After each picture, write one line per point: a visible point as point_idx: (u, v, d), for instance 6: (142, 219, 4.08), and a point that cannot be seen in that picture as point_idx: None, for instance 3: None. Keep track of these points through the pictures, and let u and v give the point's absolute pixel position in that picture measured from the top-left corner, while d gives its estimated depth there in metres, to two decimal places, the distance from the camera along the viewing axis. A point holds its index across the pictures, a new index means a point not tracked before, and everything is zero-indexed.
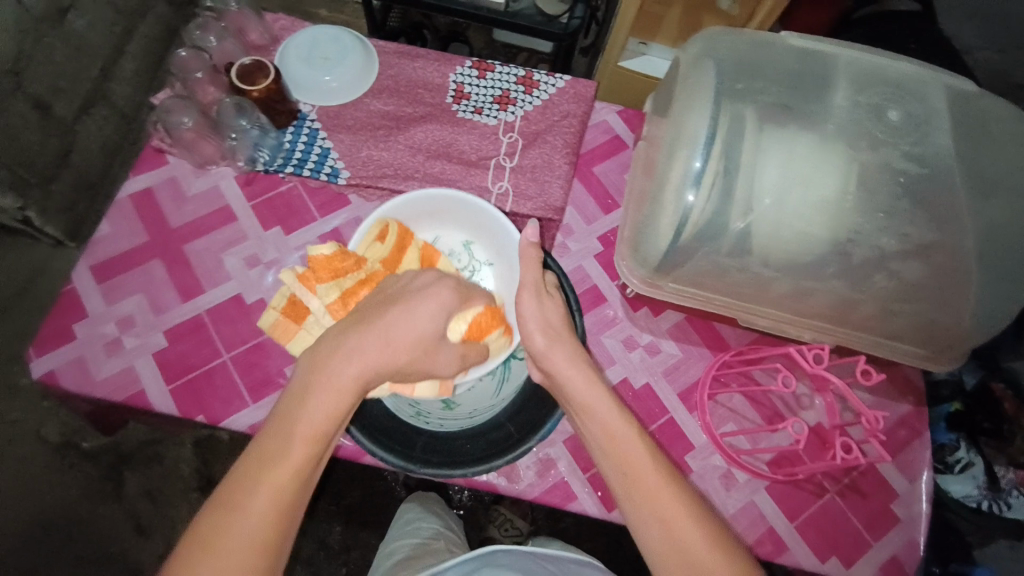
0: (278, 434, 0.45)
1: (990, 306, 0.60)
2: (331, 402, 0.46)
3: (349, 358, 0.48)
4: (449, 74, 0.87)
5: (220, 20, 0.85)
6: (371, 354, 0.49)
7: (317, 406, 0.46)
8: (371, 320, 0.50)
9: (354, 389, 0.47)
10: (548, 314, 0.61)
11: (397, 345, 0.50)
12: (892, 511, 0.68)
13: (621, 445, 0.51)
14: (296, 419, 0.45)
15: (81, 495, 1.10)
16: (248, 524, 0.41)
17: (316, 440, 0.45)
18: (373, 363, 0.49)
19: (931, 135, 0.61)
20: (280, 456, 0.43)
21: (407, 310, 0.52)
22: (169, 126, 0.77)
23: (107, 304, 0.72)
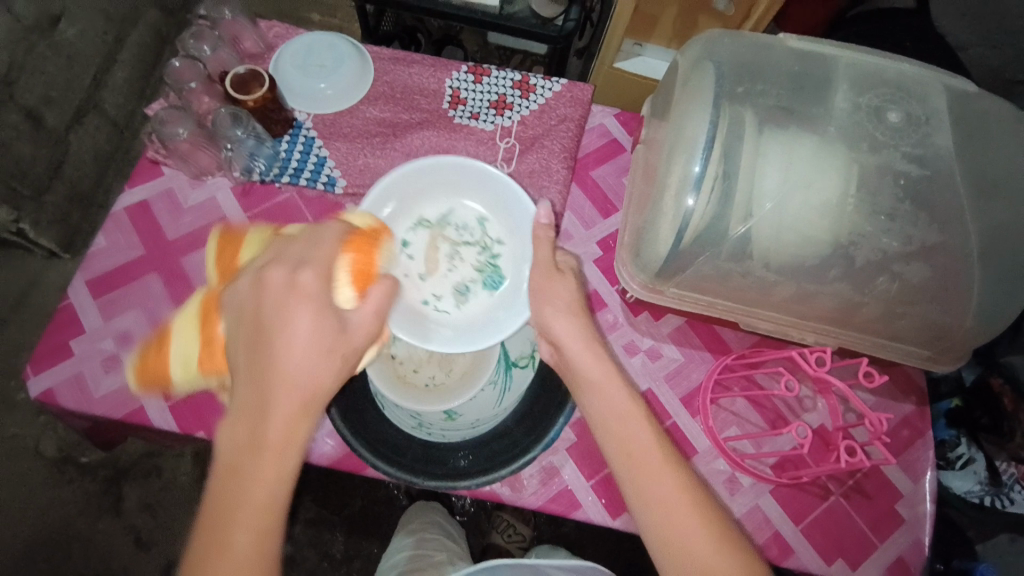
0: (222, 516, 0.41)
1: (994, 306, 0.60)
2: (268, 466, 0.42)
3: (270, 418, 0.43)
4: (445, 80, 0.87)
5: (213, 29, 0.84)
6: (286, 404, 0.44)
7: (253, 476, 0.42)
8: (262, 328, 0.45)
9: (289, 444, 0.43)
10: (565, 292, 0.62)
11: (311, 380, 0.45)
12: (898, 511, 0.68)
13: (626, 427, 0.52)
14: (238, 498, 0.41)
15: (80, 510, 1.09)
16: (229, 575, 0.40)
17: (270, 509, 0.42)
18: (298, 410, 0.44)
19: (932, 135, 0.61)
20: (238, 504, 0.41)
21: (294, 334, 0.45)
22: (164, 137, 0.76)
23: (104, 320, 0.71)
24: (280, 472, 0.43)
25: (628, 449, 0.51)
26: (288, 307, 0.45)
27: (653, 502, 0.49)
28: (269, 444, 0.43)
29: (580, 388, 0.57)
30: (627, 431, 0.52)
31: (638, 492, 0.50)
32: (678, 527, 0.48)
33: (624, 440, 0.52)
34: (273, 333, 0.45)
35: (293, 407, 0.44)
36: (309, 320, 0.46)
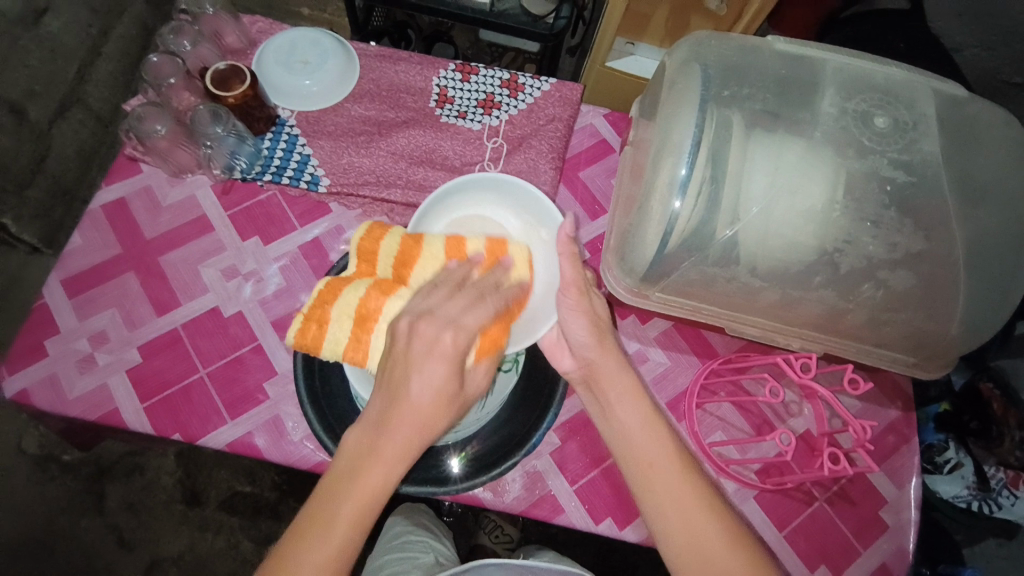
0: (316, 510, 0.45)
1: (978, 314, 0.60)
2: (362, 497, 0.45)
3: (366, 443, 0.47)
4: (433, 78, 0.86)
5: (195, 24, 0.83)
6: (404, 419, 0.47)
7: (348, 500, 0.45)
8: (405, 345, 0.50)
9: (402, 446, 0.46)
10: (595, 312, 0.60)
11: (434, 397, 0.48)
12: (882, 518, 0.68)
13: (642, 440, 0.52)
14: (350, 479, 0.46)
15: (63, 509, 1.08)
16: (328, 527, 0.44)
17: (368, 494, 0.45)
18: (400, 453, 0.46)
19: (919, 141, 0.60)
20: (359, 472, 0.46)
21: (426, 371, 0.48)
22: (141, 134, 0.74)
23: (79, 320, 0.70)
24: (371, 506, 0.45)
25: (648, 468, 0.50)
26: (438, 346, 0.49)
27: (665, 510, 0.48)
28: (363, 475, 0.45)
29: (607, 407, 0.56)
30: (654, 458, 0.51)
31: (654, 499, 0.49)
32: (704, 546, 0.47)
33: (646, 456, 0.51)
34: (406, 370, 0.48)
35: (398, 454, 0.46)
36: (442, 372, 0.48)
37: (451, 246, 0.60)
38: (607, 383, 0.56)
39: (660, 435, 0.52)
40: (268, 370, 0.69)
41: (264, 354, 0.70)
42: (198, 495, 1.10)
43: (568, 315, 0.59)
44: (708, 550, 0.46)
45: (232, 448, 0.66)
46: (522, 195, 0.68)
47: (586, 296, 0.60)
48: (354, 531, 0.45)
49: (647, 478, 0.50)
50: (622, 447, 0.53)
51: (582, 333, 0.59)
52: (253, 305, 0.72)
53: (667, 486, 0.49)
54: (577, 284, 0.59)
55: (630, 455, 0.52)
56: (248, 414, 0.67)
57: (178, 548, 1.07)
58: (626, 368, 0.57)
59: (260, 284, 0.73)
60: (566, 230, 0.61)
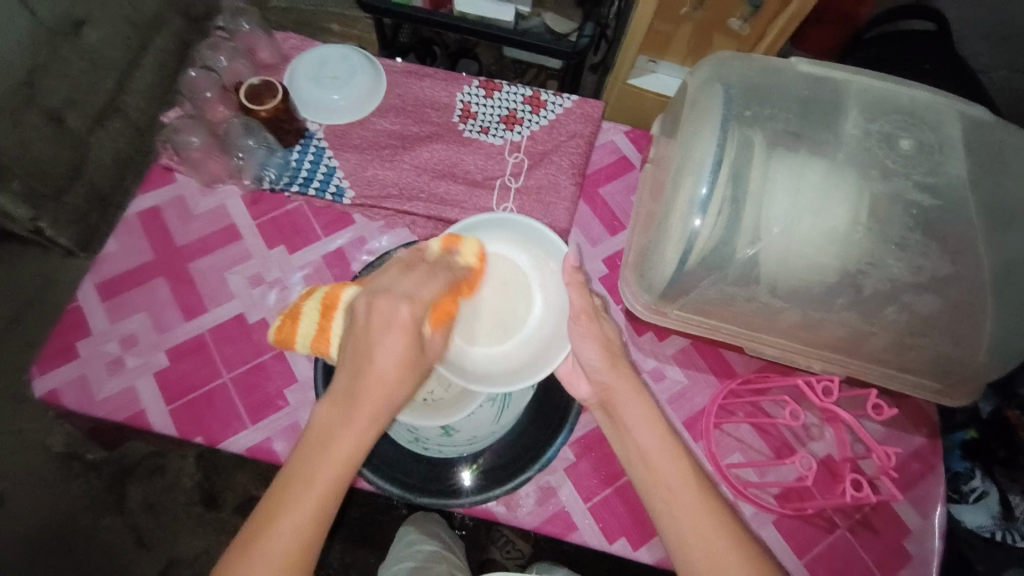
0: (291, 486, 0.44)
1: (1007, 340, 0.58)
2: (331, 472, 0.44)
3: (334, 419, 0.46)
4: (457, 94, 0.87)
5: (231, 39, 0.86)
6: (368, 388, 0.46)
7: (318, 476, 0.44)
8: (365, 321, 0.48)
9: (372, 416, 0.46)
10: (605, 335, 0.59)
11: (399, 367, 0.47)
12: (906, 548, 0.66)
13: (661, 463, 0.51)
14: (323, 454, 0.45)
15: (85, 506, 1.10)
16: (304, 501, 0.44)
17: (340, 466, 0.45)
18: (367, 426, 0.46)
19: (945, 164, 0.60)
20: (332, 445, 0.45)
21: (387, 344, 0.47)
22: (177, 145, 0.78)
23: (111, 323, 0.72)
24: (343, 477, 0.45)
25: (671, 500, 0.49)
26: (399, 320, 0.48)
27: (691, 538, 0.47)
28: (332, 449, 0.45)
29: (621, 428, 0.54)
30: (677, 490, 0.49)
31: (678, 535, 0.48)
32: None
33: (666, 478, 0.50)
34: (368, 344, 0.47)
35: (364, 426, 0.45)
36: (403, 344, 0.47)
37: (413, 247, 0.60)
38: (623, 408, 0.55)
39: (679, 458, 0.51)
40: (289, 377, 0.70)
41: (286, 361, 0.71)
42: (215, 498, 1.11)
43: (579, 342, 0.59)
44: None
45: (253, 453, 0.67)
46: (528, 231, 0.67)
47: (597, 323, 0.60)
48: (327, 504, 0.44)
49: (669, 503, 0.49)
50: (640, 470, 0.51)
51: (597, 358, 0.57)
52: (277, 312, 0.74)
53: (691, 511, 0.48)
54: (588, 310, 0.59)
55: (649, 478, 0.50)
56: (269, 420, 0.68)
57: (195, 549, 1.09)
58: (642, 395, 0.55)
59: (284, 292, 0.75)
60: (570, 261, 0.60)
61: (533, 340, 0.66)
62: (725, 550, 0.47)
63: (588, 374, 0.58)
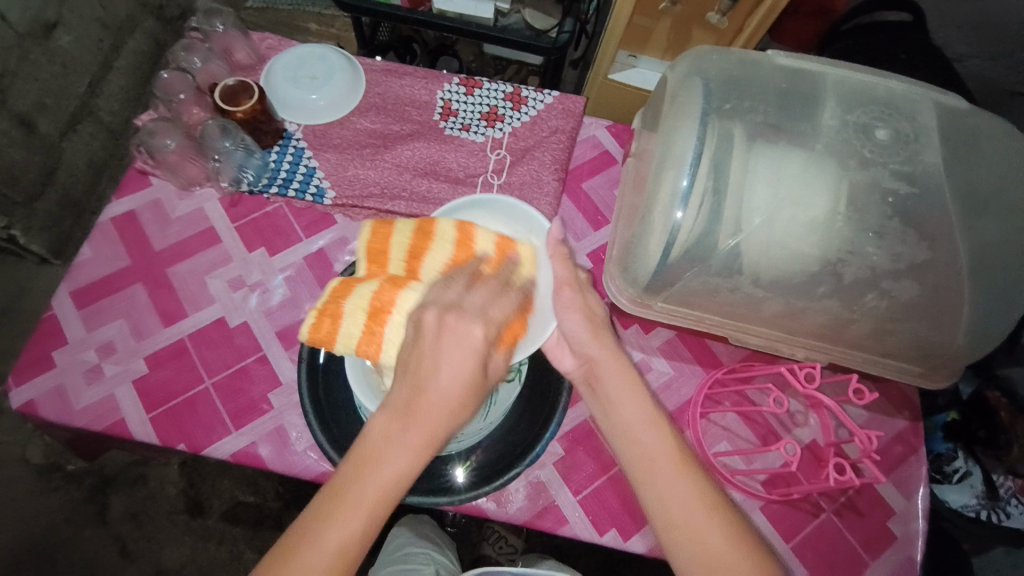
0: (344, 491, 0.44)
1: (984, 324, 0.59)
2: (383, 483, 0.44)
3: (393, 430, 0.46)
4: (437, 92, 0.87)
5: (205, 41, 0.84)
6: (434, 405, 0.47)
7: (372, 485, 0.44)
8: (430, 337, 0.50)
9: (434, 432, 0.46)
10: (588, 307, 0.60)
11: (459, 386, 0.48)
12: (890, 529, 0.67)
13: (643, 436, 0.51)
14: (380, 460, 0.45)
15: (66, 519, 1.08)
16: (359, 510, 0.44)
17: (395, 478, 0.44)
18: (426, 441, 0.46)
19: (920, 152, 0.61)
20: (389, 456, 0.45)
21: (456, 366, 0.48)
22: (152, 148, 0.76)
23: (87, 331, 0.71)
24: (396, 491, 0.45)
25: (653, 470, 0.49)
26: (465, 343, 0.49)
27: (671, 506, 0.48)
28: (390, 461, 0.45)
29: (607, 402, 0.55)
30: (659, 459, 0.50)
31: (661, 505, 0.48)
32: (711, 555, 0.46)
33: (647, 451, 0.51)
34: (431, 358, 0.48)
35: (422, 442, 0.46)
36: (468, 363, 0.49)
37: (461, 241, 0.59)
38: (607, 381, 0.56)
39: (660, 431, 0.52)
40: (272, 381, 0.69)
41: (269, 364, 0.70)
42: (201, 506, 1.10)
43: (562, 313, 0.59)
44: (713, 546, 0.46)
45: (236, 459, 0.66)
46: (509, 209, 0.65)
47: (579, 294, 0.60)
48: (377, 517, 0.44)
49: (648, 474, 0.49)
50: (623, 443, 0.52)
51: (583, 332, 0.59)
52: (259, 315, 0.73)
53: (670, 484, 0.49)
54: (570, 281, 0.60)
55: (631, 451, 0.51)
56: (253, 424, 0.67)
57: (181, 559, 1.07)
58: (627, 370, 0.56)
59: (265, 295, 0.74)
60: (552, 233, 0.61)
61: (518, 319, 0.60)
62: (702, 518, 0.47)
63: (573, 346, 0.60)
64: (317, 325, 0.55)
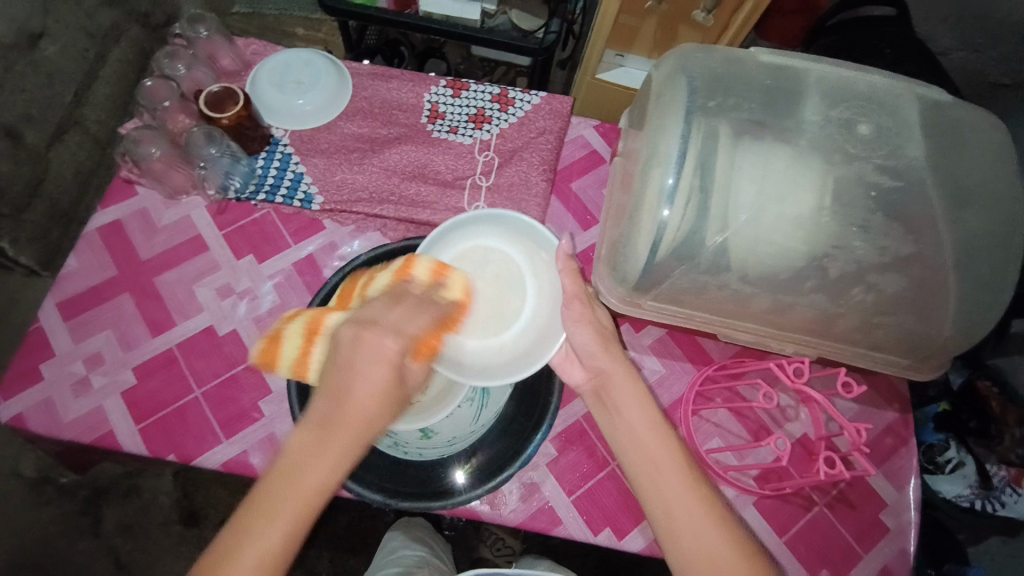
0: (257, 512, 0.41)
1: (970, 315, 0.60)
2: (297, 502, 0.41)
3: (307, 449, 0.42)
4: (424, 95, 0.87)
5: (189, 48, 0.84)
6: (345, 420, 0.43)
7: (281, 514, 0.41)
8: (345, 350, 0.45)
9: (347, 446, 0.43)
10: (598, 321, 0.61)
11: (371, 398, 0.44)
12: (882, 521, 0.68)
13: (646, 439, 0.52)
14: (291, 477, 0.42)
15: (59, 532, 1.07)
16: (271, 530, 0.41)
17: (306, 494, 0.42)
18: (338, 461, 0.42)
19: (903, 146, 0.61)
20: (302, 474, 0.42)
21: (368, 377, 0.44)
22: (137, 157, 0.75)
23: (74, 342, 0.70)
24: (306, 514, 0.42)
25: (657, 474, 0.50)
26: (381, 352, 0.45)
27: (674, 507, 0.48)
28: (298, 484, 0.42)
29: (611, 407, 0.56)
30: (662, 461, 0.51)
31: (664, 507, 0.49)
32: (710, 554, 0.46)
33: (649, 453, 0.51)
34: (345, 372, 0.44)
35: (334, 463, 0.42)
36: (383, 376, 0.44)
37: (400, 270, 0.59)
38: (613, 386, 0.57)
39: (664, 433, 0.53)
40: (262, 388, 0.69)
41: (259, 372, 0.70)
42: (196, 516, 1.09)
43: (573, 327, 0.61)
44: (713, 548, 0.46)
45: (228, 468, 0.66)
46: (518, 225, 0.70)
47: (590, 308, 0.62)
48: (289, 540, 0.41)
49: (650, 475, 0.50)
50: (628, 447, 0.53)
51: (592, 345, 0.60)
52: (248, 323, 0.73)
53: (673, 486, 0.49)
54: (581, 295, 0.62)
55: (635, 454, 0.52)
56: (244, 432, 0.67)
57: (176, 569, 1.07)
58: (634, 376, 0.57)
59: (254, 302, 0.74)
60: (563, 249, 0.63)
61: (533, 327, 0.68)
62: (700, 518, 0.48)
63: (585, 360, 0.61)
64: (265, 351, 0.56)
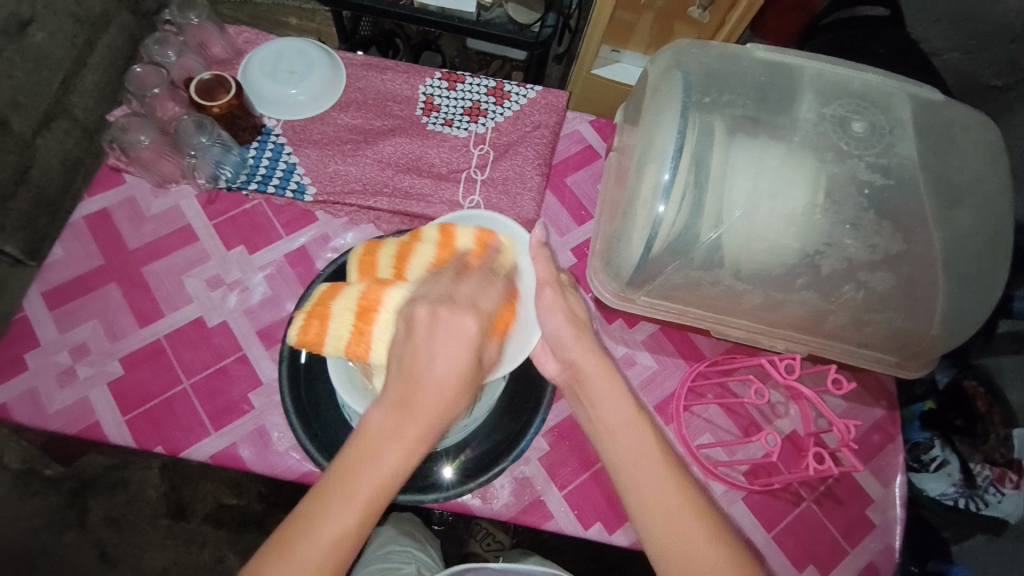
0: (334, 488, 0.43)
1: (958, 314, 0.60)
2: (379, 476, 0.44)
3: (389, 424, 0.45)
4: (419, 86, 0.86)
5: (180, 34, 0.83)
6: (427, 397, 0.46)
7: (367, 484, 0.43)
8: (423, 331, 0.49)
9: (427, 425, 0.46)
10: (572, 309, 0.59)
11: (451, 379, 0.48)
12: (869, 517, 0.68)
13: (625, 437, 0.51)
14: (371, 452, 0.44)
15: (45, 524, 1.06)
16: (353, 506, 0.43)
17: (387, 470, 0.44)
18: (419, 437, 0.45)
19: (895, 145, 0.61)
20: (384, 449, 0.44)
21: (448, 358, 0.48)
22: (125, 145, 0.75)
23: (60, 332, 0.69)
24: (388, 490, 0.44)
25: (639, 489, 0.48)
26: (459, 334, 0.49)
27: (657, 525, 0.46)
28: (385, 454, 0.44)
29: (590, 405, 0.54)
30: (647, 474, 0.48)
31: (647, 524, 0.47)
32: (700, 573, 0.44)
33: (631, 458, 0.49)
34: (427, 351, 0.48)
35: (421, 437, 0.45)
36: (463, 356, 0.49)
37: (444, 242, 0.59)
38: (594, 393, 0.54)
39: (644, 430, 0.51)
40: (252, 380, 0.68)
41: (250, 364, 0.69)
42: (184, 509, 1.08)
43: (544, 314, 0.58)
44: (697, 550, 0.45)
45: (216, 460, 0.65)
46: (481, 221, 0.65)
47: (561, 296, 0.59)
48: (368, 516, 0.43)
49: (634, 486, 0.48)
50: (607, 446, 0.51)
51: (569, 335, 0.57)
52: (239, 314, 0.72)
53: (654, 485, 0.48)
54: (552, 282, 0.59)
55: (613, 452, 0.51)
56: (233, 424, 0.66)
57: (164, 562, 1.06)
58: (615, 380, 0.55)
59: (245, 293, 0.73)
60: (536, 238, 0.61)
61: None
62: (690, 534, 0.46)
63: (557, 351, 0.59)
64: (304, 330, 0.55)
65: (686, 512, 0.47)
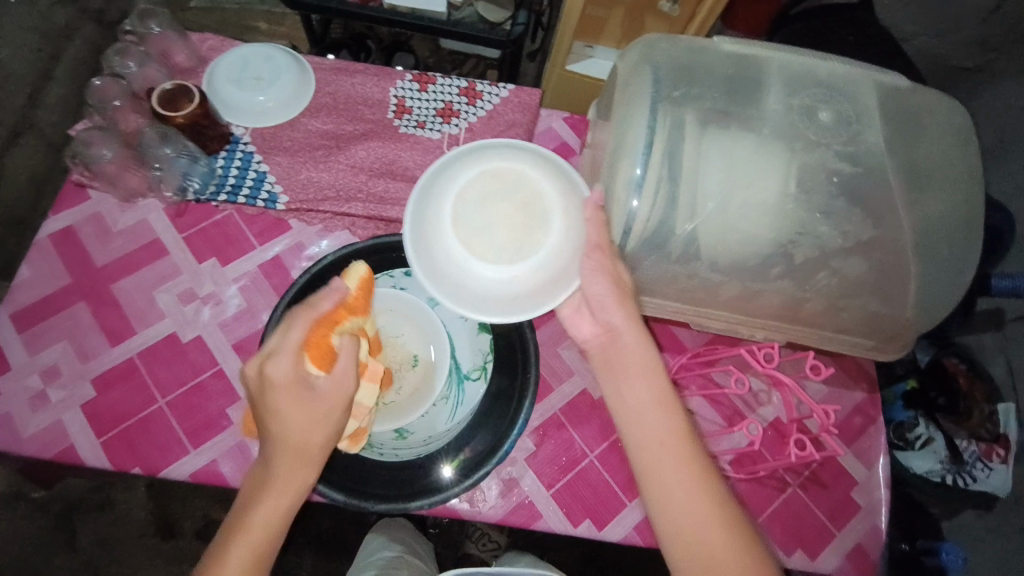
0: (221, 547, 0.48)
1: (930, 297, 0.61)
2: (254, 532, 0.48)
3: (256, 485, 0.50)
4: (390, 89, 0.85)
5: (140, 44, 0.81)
6: (276, 450, 0.50)
7: (240, 543, 0.48)
8: (259, 391, 0.52)
9: (284, 474, 0.50)
10: (618, 274, 0.56)
11: (285, 421, 0.50)
12: (854, 499, 0.69)
13: (651, 425, 0.50)
14: (244, 514, 0.49)
15: (27, 552, 1.03)
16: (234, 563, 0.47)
17: (255, 527, 0.48)
18: (279, 492, 0.49)
19: (863, 133, 0.62)
20: (251, 510, 0.49)
21: (278, 409, 0.50)
22: (88, 159, 0.73)
23: (30, 355, 0.68)
24: (268, 540, 0.49)
25: (658, 460, 0.49)
26: (278, 382, 0.50)
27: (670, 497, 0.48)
28: (252, 521, 0.49)
29: (616, 382, 0.53)
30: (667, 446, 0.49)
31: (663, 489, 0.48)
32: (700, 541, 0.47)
33: (654, 431, 0.50)
34: (265, 408, 0.51)
35: (278, 487, 0.49)
36: (288, 402, 0.50)
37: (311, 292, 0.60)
38: (623, 360, 0.53)
39: (670, 418, 0.50)
40: (231, 395, 0.67)
41: (227, 378, 0.68)
42: (173, 527, 1.06)
43: (589, 275, 0.56)
44: (711, 549, 0.46)
45: (196, 478, 0.64)
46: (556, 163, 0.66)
47: (609, 260, 0.57)
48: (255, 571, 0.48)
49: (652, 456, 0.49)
50: (630, 428, 0.51)
51: (609, 300, 0.55)
52: (214, 327, 0.71)
53: (677, 489, 0.48)
54: (604, 247, 0.57)
55: (636, 437, 0.50)
56: (212, 441, 0.65)
57: None
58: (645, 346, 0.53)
59: (219, 306, 0.72)
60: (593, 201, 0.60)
61: (549, 265, 0.62)
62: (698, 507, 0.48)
63: (595, 313, 0.57)
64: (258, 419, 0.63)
65: (698, 495, 0.48)
